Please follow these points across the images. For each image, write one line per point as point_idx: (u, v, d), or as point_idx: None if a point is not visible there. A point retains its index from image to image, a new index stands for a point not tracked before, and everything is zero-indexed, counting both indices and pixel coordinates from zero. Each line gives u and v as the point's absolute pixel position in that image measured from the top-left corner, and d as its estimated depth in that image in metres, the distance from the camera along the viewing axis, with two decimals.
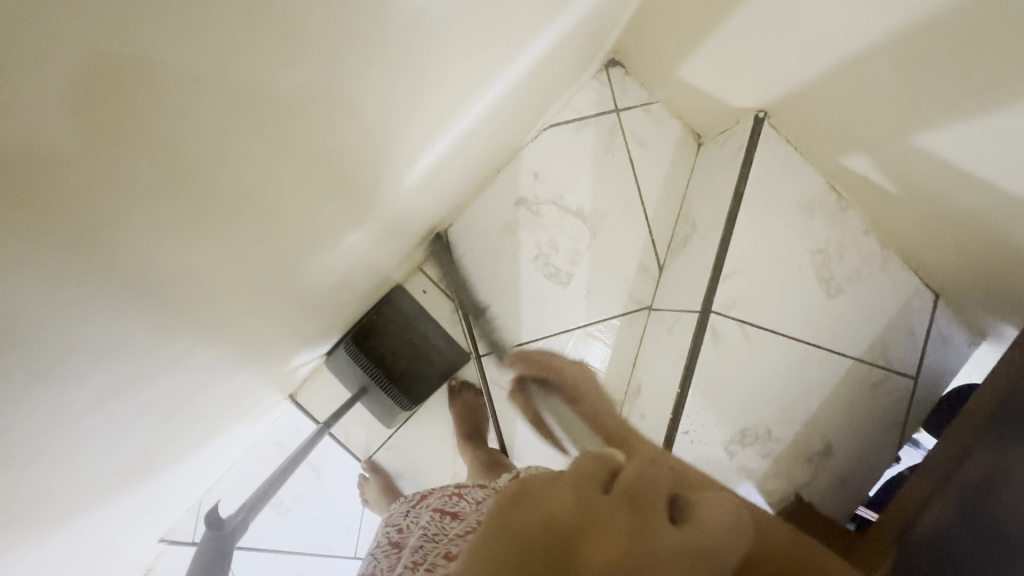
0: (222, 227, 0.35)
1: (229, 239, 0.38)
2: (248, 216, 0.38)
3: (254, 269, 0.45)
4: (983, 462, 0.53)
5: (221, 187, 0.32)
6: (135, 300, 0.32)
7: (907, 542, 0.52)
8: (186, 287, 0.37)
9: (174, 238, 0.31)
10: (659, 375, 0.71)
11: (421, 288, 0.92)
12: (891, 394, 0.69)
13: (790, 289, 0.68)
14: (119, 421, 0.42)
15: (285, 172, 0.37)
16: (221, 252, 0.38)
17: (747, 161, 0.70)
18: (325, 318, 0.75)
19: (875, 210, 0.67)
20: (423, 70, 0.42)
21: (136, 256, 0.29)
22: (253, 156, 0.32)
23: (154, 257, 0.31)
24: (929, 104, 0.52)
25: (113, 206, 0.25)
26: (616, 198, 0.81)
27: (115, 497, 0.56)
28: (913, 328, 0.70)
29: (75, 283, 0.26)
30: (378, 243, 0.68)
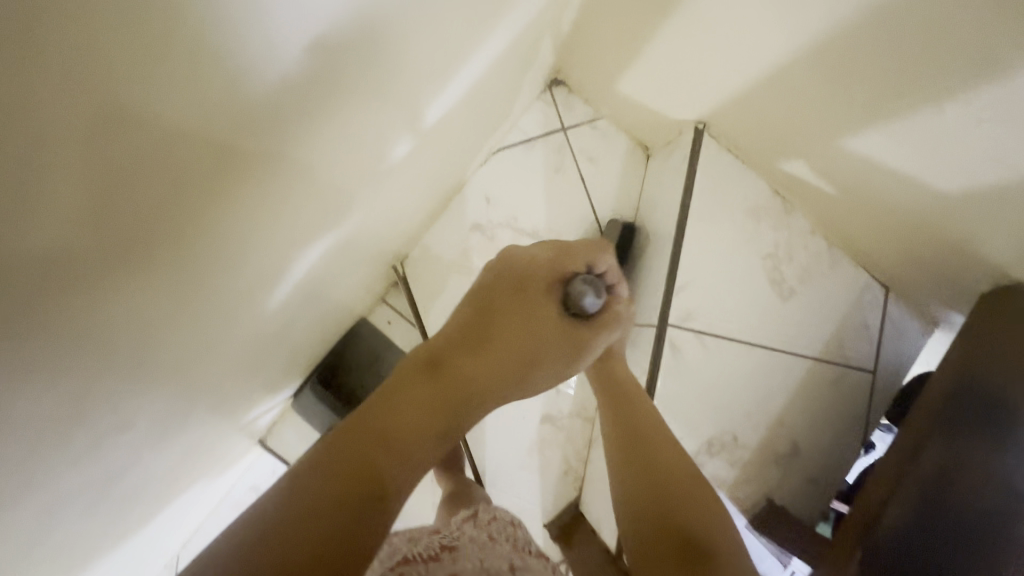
0: (149, 277, 0.35)
1: (165, 275, 0.37)
2: (173, 273, 0.37)
3: (198, 317, 0.45)
4: (936, 454, 0.53)
5: (146, 230, 0.32)
6: (108, 298, 0.33)
7: (870, 547, 0.52)
8: (172, 281, 0.38)
9: (160, 234, 0.33)
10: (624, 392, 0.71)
11: (385, 319, 0.91)
12: (851, 390, 0.70)
13: (743, 296, 0.69)
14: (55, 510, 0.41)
15: (219, 228, 0.38)
16: (146, 303, 0.37)
17: (692, 171, 0.70)
18: (283, 361, 0.74)
19: (818, 211, 0.68)
20: (340, 118, 0.41)
21: (116, 253, 0.31)
22: (183, 206, 0.33)
23: (125, 260, 0.32)
24: (853, 107, 0.53)
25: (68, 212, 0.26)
26: (570, 215, 0.81)
27: None
28: (866, 322, 0.71)
29: (37, 280, 0.27)
30: (330, 285, 0.68)
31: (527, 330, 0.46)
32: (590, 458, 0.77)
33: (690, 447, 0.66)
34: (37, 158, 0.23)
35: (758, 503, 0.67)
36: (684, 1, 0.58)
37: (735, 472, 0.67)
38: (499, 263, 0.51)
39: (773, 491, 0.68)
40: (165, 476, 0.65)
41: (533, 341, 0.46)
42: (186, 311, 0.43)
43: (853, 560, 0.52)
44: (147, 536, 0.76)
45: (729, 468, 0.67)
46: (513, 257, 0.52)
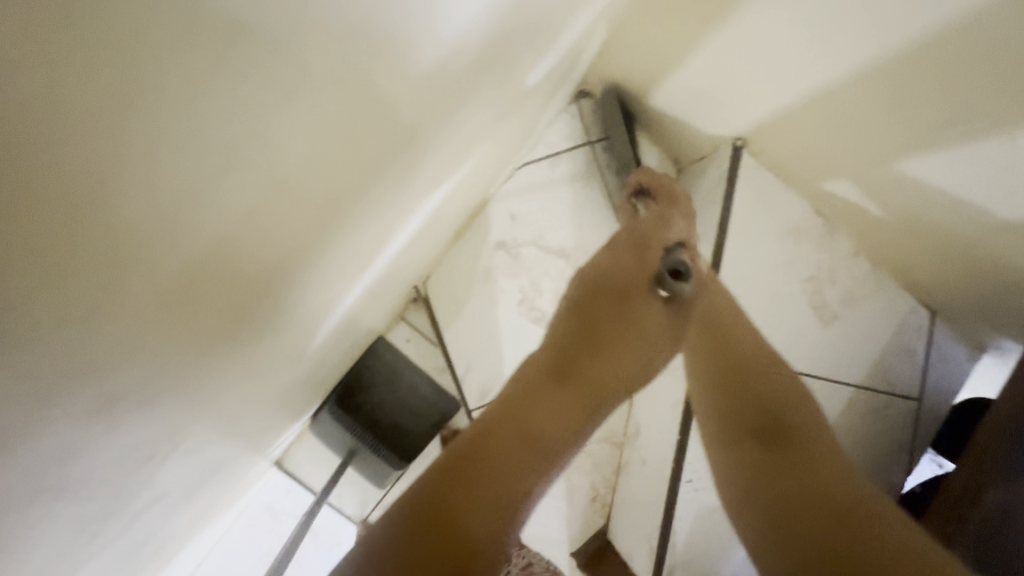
0: (211, 304, 0.27)
1: (235, 293, 0.28)
2: (236, 294, 0.29)
3: (252, 368, 0.41)
4: (998, 495, 0.50)
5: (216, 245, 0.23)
6: (184, 336, 0.26)
7: None
8: (258, 294, 0.31)
9: (271, 234, 0.27)
10: (659, 419, 0.69)
11: (404, 337, 0.89)
12: (896, 419, 0.67)
13: (784, 321, 0.65)
14: None
15: (299, 228, 0.29)
16: (202, 341, 0.29)
17: (730, 190, 0.67)
18: (306, 387, 0.72)
19: (863, 233, 0.65)
20: (417, 153, 0.38)
21: (214, 264, 0.24)
22: (265, 204, 0.24)
23: (207, 287, 0.25)
24: (917, 130, 0.50)
25: (178, 206, 0.19)
26: (598, 232, 0.78)
27: None
28: (911, 348, 0.68)
29: (132, 324, 0.22)
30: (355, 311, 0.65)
31: (628, 332, 0.39)
32: (619, 485, 0.75)
33: None
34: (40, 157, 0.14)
35: None
36: (733, 15, 0.54)
37: None
38: (586, 275, 0.43)
39: None
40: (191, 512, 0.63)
41: (633, 341, 0.39)
42: (244, 356, 0.37)
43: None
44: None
45: None
46: (588, 271, 0.44)
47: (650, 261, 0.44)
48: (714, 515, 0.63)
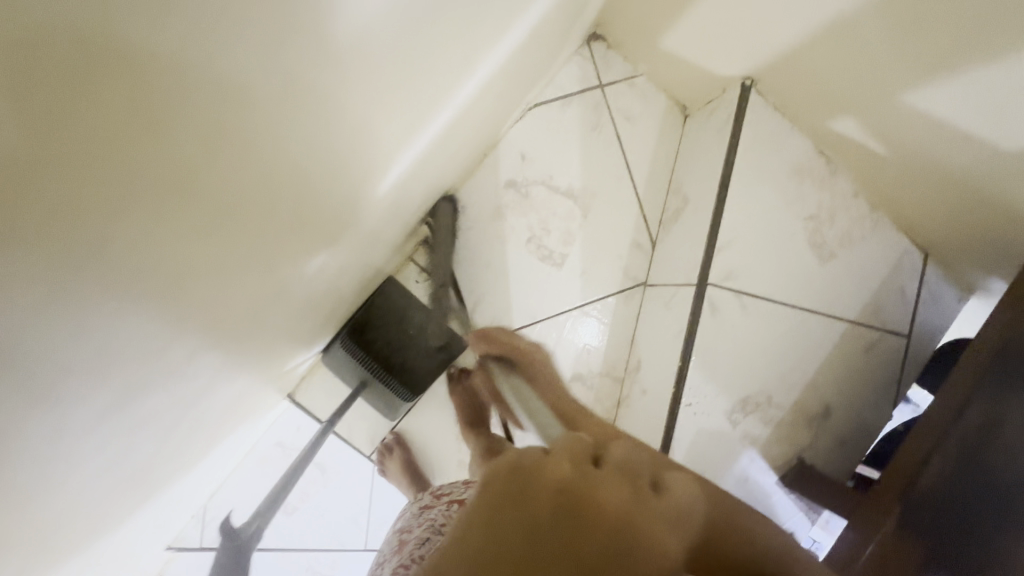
0: (199, 262, 0.32)
1: (211, 256, 0.33)
2: (213, 256, 0.33)
3: (246, 301, 0.46)
4: (981, 411, 0.55)
5: (207, 213, 0.29)
6: (189, 285, 0.33)
7: (909, 500, 0.53)
8: (215, 270, 0.35)
9: (230, 217, 0.32)
10: (660, 351, 0.72)
11: (413, 279, 0.91)
12: (888, 353, 0.70)
13: (784, 257, 0.68)
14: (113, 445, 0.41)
15: (262, 205, 0.35)
16: (194, 292, 0.34)
17: (737, 130, 0.68)
18: (319, 314, 0.74)
19: (865, 173, 0.67)
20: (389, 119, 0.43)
21: (190, 226, 0.28)
22: (240, 180, 0.29)
23: (176, 251, 0.28)
24: (922, 60, 0.52)
25: (177, 175, 0.24)
26: (605, 174, 0.80)
27: (110, 514, 0.56)
28: (904, 287, 0.71)
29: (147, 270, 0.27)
30: (369, 238, 0.67)
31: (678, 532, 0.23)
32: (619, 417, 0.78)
33: (726, 404, 0.67)
34: (101, 139, 0.19)
35: (789, 461, 0.68)
36: None
37: (769, 430, 0.67)
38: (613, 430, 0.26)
39: (804, 450, 0.68)
40: (210, 422, 0.67)
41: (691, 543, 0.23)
42: (223, 308, 0.42)
43: (893, 520, 0.53)
44: (179, 490, 0.78)
45: (761, 426, 0.67)
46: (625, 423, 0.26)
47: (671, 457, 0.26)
48: (710, 437, 0.66)
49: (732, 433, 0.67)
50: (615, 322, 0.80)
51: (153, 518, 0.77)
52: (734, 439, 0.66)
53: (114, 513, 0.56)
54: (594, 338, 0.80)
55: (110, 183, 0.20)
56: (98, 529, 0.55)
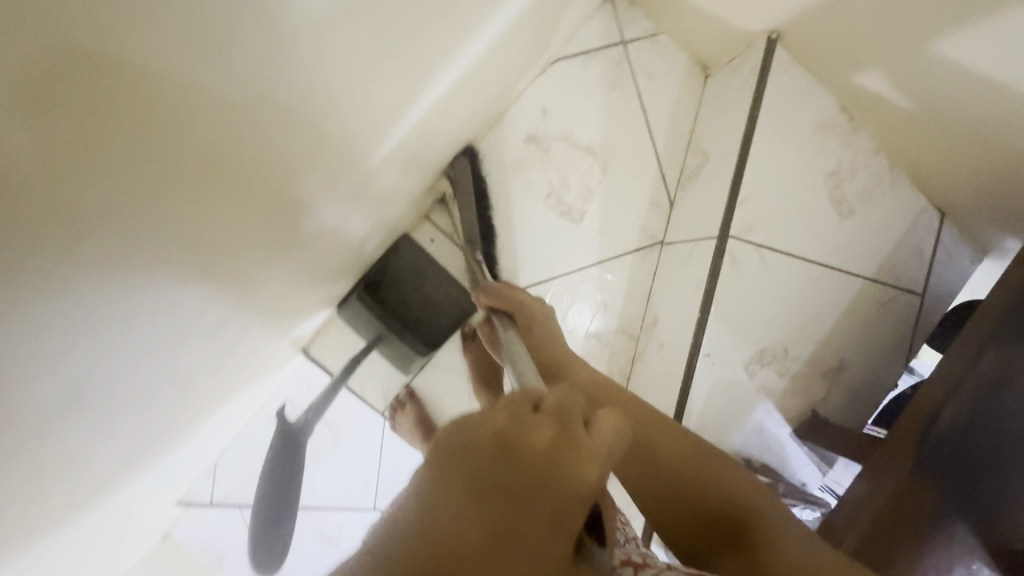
0: (176, 245, 0.35)
1: (186, 239, 0.36)
2: (190, 239, 0.36)
3: (240, 270, 0.49)
4: (993, 363, 0.57)
5: (171, 200, 0.31)
6: (170, 262, 0.36)
7: (924, 446, 0.57)
8: (207, 244, 0.39)
9: (203, 199, 0.35)
10: (678, 305, 0.73)
11: (427, 237, 0.89)
12: (902, 311, 0.71)
13: (805, 212, 0.69)
14: (150, 362, 0.42)
15: (229, 190, 0.37)
16: (178, 268, 0.37)
17: (761, 85, 0.69)
18: (339, 265, 0.74)
19: (886, 130, 0.68)
20: (365, 98, 0.44)
21: (173, 204, 0.32)
22: (200, 169, 0.32)
23: (153, 231, 0.31)
24: (953, 6, 0.52)
25: (158, 156, 0.28)
26: (625, 132, 0.80)
27: (136, 453, 0.56)
28: (920, 246, 0.72)
29: (130, 248, 0.30)
30: (391, 185, 0.67)
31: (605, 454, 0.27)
32: (634, 373, 0.79)
33: (743, 356, 0.68)
34: (64, 141, 0.21)
35: (803, 414, 0.69)
36: None
37: (784, 382, 0.68)
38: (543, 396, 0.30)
39: (817, 403, 0.69)
40: (234, 366, 0.67)
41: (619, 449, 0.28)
42: (222, 276, 0.46)
43: (906, 460, 0.57)
44: (196, 440, 0.78)
45: (777, 378, 0.68)
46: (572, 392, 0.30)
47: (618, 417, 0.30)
48: (728, 387, 0.67)
49: (748, 384, 0.68)
50: (632, 279, 0.81)
51: (173, 465, 0.77)
52: (751, 390, 0.68)
53: (146, 445, 0.57)
54: (613, 295, 0.81)
55: (100, 165, 0.24)
56: (130, 461, 0.55)
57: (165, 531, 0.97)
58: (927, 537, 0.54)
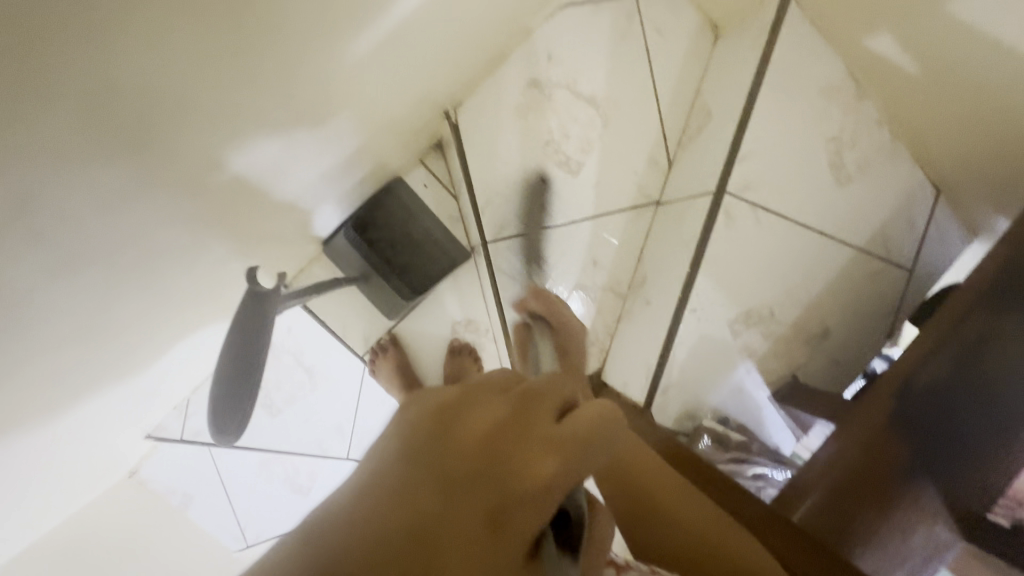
0: (170, 188, 0.40)
1: (184, 181, 0.40)
2: (185, 181, 0.40)
3: (239, 201, 0.51)
4: (980, 324, 0.57)
5: (161, 147, 0.36)
6: (165, 202, 0.40)
7: (908, 396, 0.58)
8: (204, 191, 0.44)
9: (202, 153, 0.40)
10: (669, 263, 0.73)
11: (420, 182, 0.83)
12: (888, 285, 0.72)
13: (803, 175, 0.68)
14: (134, 247, 0.41)
15: (225, 143, 0.41)
16: (171, 207, 0.42)
17: (772, 43, 0.67)
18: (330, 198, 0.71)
19: (891, 99, 0.67)
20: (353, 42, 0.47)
21: (155, 155, 0.36)
22: (187, 126, 0.36)
23: (145, 178, 0.36)
24: None
25: (99, 113, 0.29)
26: (631, 85, 0.78)
27: (103, 361, 0.53)
28: (913, 221, 0.72)
29: (127, 185, 0.35)
30: (390, 115, 0.65)
31: (567, 454, 0.25)
32: (620, 330, 0.79)
33: (729, 315, 0.67)
34: (46, 101, 0.26)
35: (783, 378, 0.69)
36: None
37: (768, 344, 0.68)
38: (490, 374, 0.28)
39: (798, 368, 0.70)
40: (223, 289, 0.64)
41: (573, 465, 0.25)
42: (214, 206, 0.47)
43: (881, 411, 0.57)
44: (166, 370, 0.74)
45: (762, 339, 0.68)
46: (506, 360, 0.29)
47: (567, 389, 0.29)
48: (711, 345, 0.67)
49: (732, 343, 0.67)
50: (626, 236, 0.80)
51: (143, 387, 0.73)
52: (734, 349, 0.67)
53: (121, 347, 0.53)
54: (606, 252, 0.80)
55: (43, 99, 0.26)
56: (100, 362, 0.52)
57: (132, 468, 0.92)
58: (896, 485, 0.55)
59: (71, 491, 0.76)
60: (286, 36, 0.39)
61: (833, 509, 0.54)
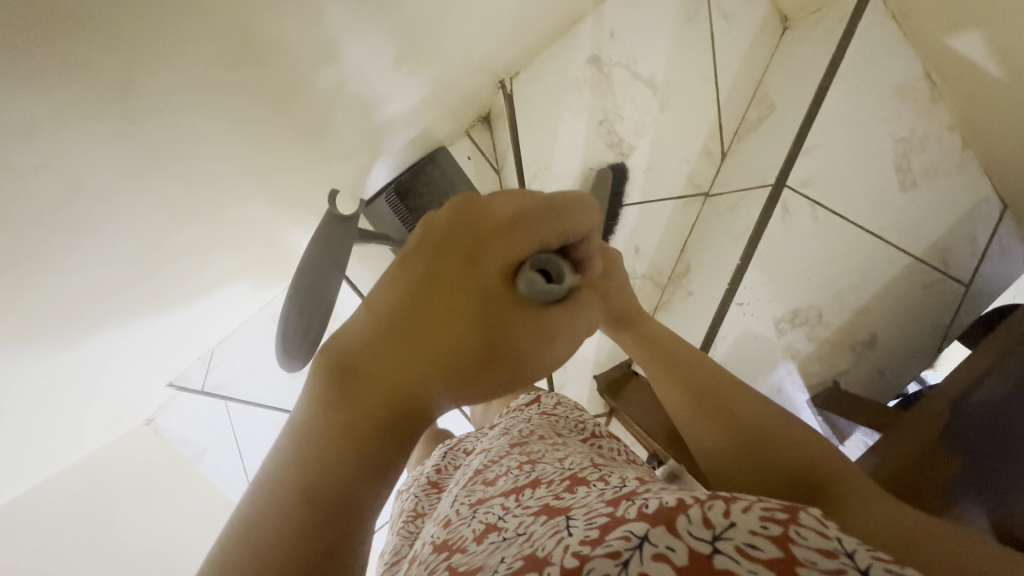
0: (235, 101, 0.42)
1: (257, 93, 0.43)
2: (255, 97, 0.43)
3: (315, 136, 0.53)
4: None
5: (221, 55, 0.38)
6: (235, 120, 0.44)
7: (960, 409, 0.55)
8: (278, 111, 0.47)
9: (262, 72, 0.42)
10: (715, 255, 0.71)
11: (464, 154, 0.82)
12: (944, 298, 0.69)
13: (866, 176, 0.65)
14: (183, 153, 0.42)
15: (287, 61, 0.43)
16: (246, 125, 0.45)
17: (850, 32, 0.63)
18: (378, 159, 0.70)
19: (968, 104, 0.64)
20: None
21: (215, 64, 0.38)
22: (241, 32, 0.38)
23: (209, 88, 0.39)
24: None
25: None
26: (692, 71, 0.75)
27: (137, 285, 0.52)
28: (976, 234, 0.69)
29: (189, 92, 0.38)
30: (446, 76, 0.63)
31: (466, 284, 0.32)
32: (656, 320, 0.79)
33: (775, 312, 0.65)
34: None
35: (824, 383, 0.68)
36: None
37: (812, 346, 0.66)
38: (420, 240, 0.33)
39: (840, 374, 0.68)
40: (268, 238, 0.63)
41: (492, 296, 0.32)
42: (291, 132, 0.50)
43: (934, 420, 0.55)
44: (196, 317, 0.73)
45: (807, 340, 0.66)
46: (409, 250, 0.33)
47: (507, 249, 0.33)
48: (755, 342, 0.65)
49: (776, 342, 0.65)
50: (670, 226, 0.79)
51: (174, 330, 0.73)
52: (777, 348, 0.65)
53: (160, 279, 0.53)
54: (650, 239, 0.78)
55: None
56: (137, 286, 0.52)
57: (151, 414, 0.91)
58: (942, 496, 0.50)
59: (90, 427, 0.76)
60: None
61: None
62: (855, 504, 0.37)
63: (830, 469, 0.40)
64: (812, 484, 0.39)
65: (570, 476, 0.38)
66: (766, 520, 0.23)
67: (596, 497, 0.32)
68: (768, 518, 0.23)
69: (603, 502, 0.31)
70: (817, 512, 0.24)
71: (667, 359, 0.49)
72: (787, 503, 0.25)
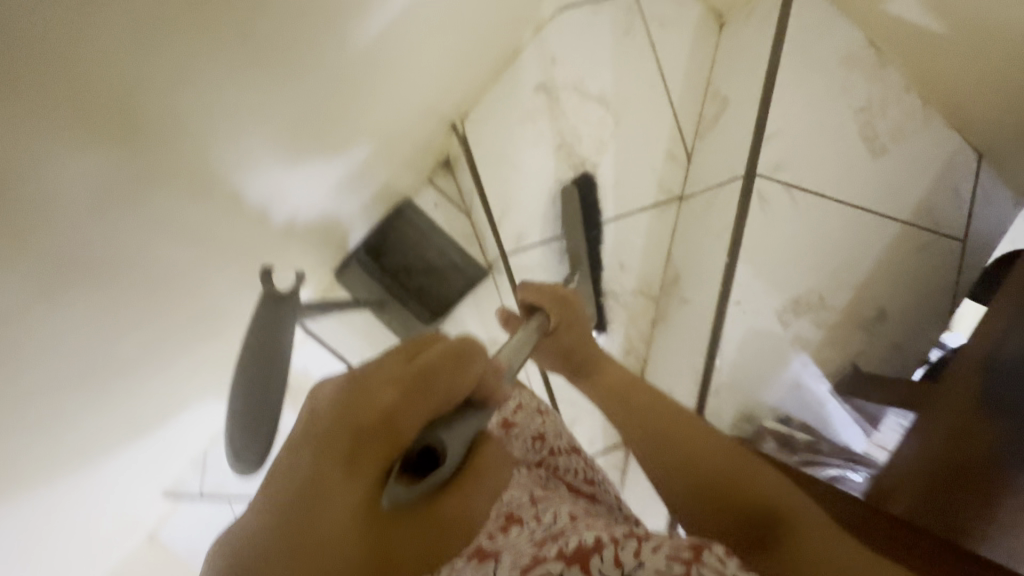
0: (166, 197, 0.40)
1: (184, 185, 0.41)
2: (184, 193, 0.42)
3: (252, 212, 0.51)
4: None
5: (150, 156, 0.37)
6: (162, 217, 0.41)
7: (993, 368, 0.50)
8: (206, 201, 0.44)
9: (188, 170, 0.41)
10: (701, 256, 0.69)
11: (431, 203, 0.78)
12: (944, 259, 0.66)
13: (834, 150, 0.64)
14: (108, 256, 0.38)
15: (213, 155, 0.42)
16: (176, 220, 0.43)
17: (785, 17, 0.64)
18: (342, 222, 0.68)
19: (918, 62, 0.64)
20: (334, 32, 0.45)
21: (138, 167, 0.37)
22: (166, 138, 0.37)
23: (134, 192, 0.38)
24: None
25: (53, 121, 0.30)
26: (640, 81, 0.75)
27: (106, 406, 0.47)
28: (958, 187, 0.67)
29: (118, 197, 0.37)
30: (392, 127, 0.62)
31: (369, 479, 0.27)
32: (655, 334, 0.75)
33: (776, 304, 0.62)
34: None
35: (843, 368, 0.64)
36: None
37: (821, 333, 0.63)
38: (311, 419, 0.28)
39: (857, 356, 0.64)
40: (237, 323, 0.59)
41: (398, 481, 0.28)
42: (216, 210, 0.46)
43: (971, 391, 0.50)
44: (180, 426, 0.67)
45: (814, 327, 0.63)
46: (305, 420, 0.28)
47: (404, 424, 0.28)
48: (763, 339, 0.61)
49: (783, 335, 0.62)
50: (651, 235, 0.77)
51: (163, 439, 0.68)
52: (787, 341, 0.62)
53: (129, 390, 0.49)
54: (632, 253, 0.76)
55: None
56: (103, 407, 0.47)
57: (149, 531, 0.84)
58: (995, 470, 0.46)
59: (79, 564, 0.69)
60: (262, 43, 0.39)
61: (934, 500, 0.47)
62: (794, 538, 0.39)
63: (784, 502, 0.41)
64: (768, 520, 0.40)
65: (504, 506, 0.36)
66: (671, 561, 0.28)
67: (525, 538, 0.32)
68: (675, 559, 0.28)
69: (532, 545, 0.31)
70: (722, 551, 0.29)
71: (622, 396, 0.49)
72: (696, 542, 0.30)
